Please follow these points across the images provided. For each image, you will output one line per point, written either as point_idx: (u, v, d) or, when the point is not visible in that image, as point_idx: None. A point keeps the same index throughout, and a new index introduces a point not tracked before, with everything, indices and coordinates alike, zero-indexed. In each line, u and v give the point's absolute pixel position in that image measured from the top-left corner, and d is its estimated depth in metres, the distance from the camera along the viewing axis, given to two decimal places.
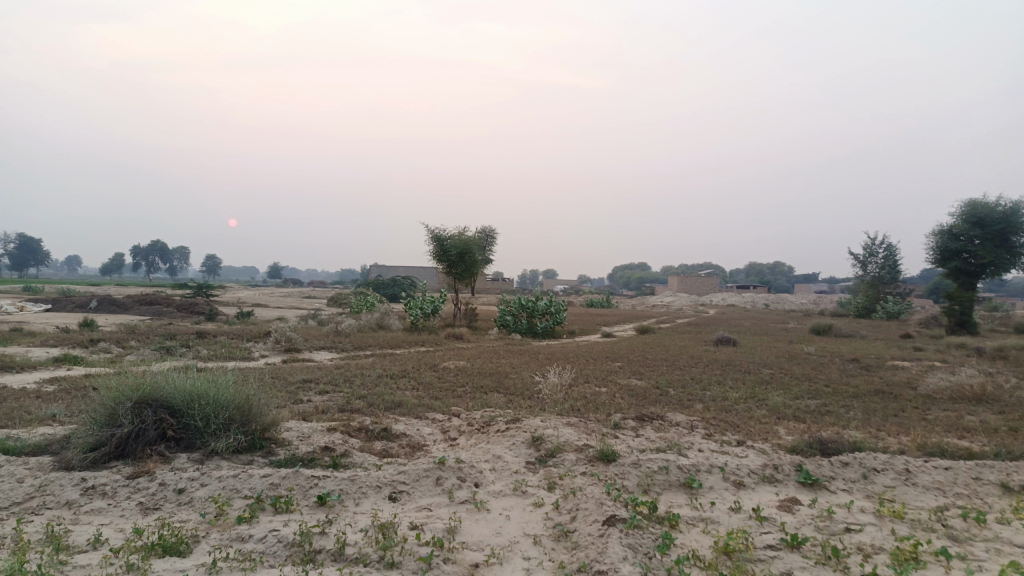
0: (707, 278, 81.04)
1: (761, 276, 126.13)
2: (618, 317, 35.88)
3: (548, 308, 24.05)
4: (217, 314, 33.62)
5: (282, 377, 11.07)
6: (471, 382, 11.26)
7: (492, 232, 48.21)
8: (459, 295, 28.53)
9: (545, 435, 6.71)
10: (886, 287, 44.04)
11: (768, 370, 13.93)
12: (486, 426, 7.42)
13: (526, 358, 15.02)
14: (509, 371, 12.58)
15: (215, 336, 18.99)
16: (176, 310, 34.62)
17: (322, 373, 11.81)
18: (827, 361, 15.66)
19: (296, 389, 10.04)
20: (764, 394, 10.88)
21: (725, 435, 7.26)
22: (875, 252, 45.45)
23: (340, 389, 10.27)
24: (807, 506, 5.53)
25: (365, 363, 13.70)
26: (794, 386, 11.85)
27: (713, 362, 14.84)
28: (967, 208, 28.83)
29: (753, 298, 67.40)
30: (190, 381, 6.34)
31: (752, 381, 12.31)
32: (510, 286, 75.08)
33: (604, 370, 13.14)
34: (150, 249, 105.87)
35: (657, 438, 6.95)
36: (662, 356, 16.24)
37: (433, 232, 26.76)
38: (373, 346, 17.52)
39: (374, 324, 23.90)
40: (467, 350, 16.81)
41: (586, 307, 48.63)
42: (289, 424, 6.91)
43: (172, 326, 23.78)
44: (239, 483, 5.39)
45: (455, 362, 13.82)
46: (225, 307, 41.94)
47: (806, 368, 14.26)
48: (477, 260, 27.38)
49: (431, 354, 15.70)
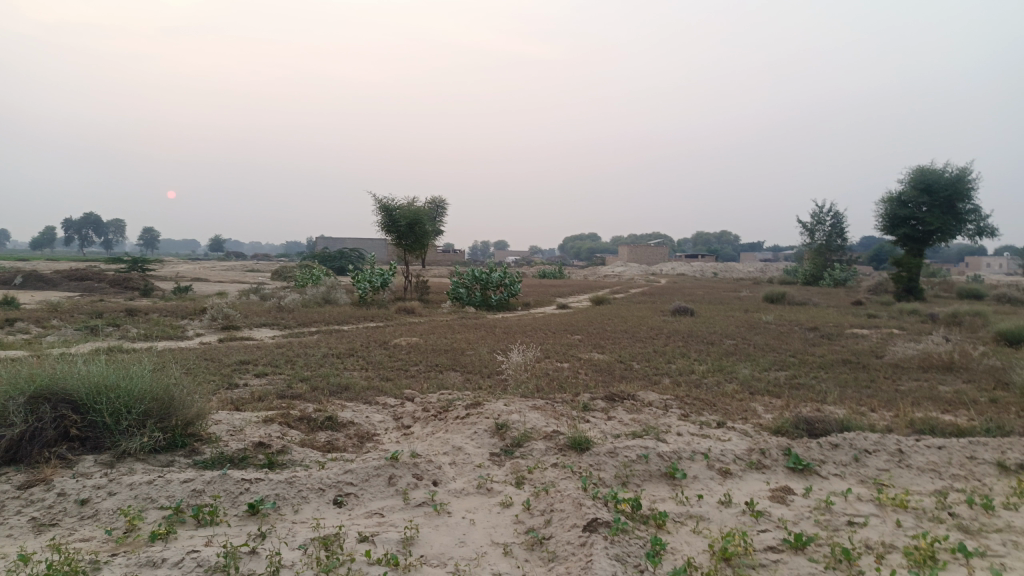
0: (658, 248, 81.53)
1: (709, 245, 127.92)
2: (572, 288, 35.40)
3: (502, 280, 23.37)
4: (153, 290, 31.92)
5: (218, 360, 10.15)
6: (424, 360, 10.51)
7: (443, 201, 47.19)
8: (410, 268, 27.64)
9: (510, 421, 6.04)
10: (833, 254, 44.69)
11: (731, 340, 13.54)
12: (443, 412, 6.71)
13: (481, 332, 14.32)
14: (465, 348, 11.88)
15: (148, 314, 17.75)
16: (108, 286, 32.76)
17: (263, 353, 10.91)
18: (788, 330, 15.42)
19: (231, 372, 9.14)
20: (731, 367, 10.45)
21: (703, 415, 6.71)
22: (823, 220, 45.97)
23: (281, 372, 9.42)
24: (801, 496, 5.01)
25: (309, 340, 12.81)
26: (761, 358, 11.44)
27: (675, 334, 14.39)
28: (916, 175, 29.08)
29: (702, 267, 67.97)
30: (99, 371, 5.44)
31: (717, 353, 11.87)
32: (461, 257, 74.08)
33: (564, 344, 12.54)
34: (83, 222, 101.27)
35: (631, 422, 6.34)
36: (622, 327, 15.78)
37: (382, 201, 25.52)
38: (319, 322, 16.57)
39: (321, 299, 22.90)
40: (419, 325, 16.02)
41: (539, 279, 48.03)
42: (218, 415, 6.07)
43: (102, 303, 22.30)
44: (155, 490, 4.58)
45: (406, 338, 13.03)
46: (163, 283, 40.08)
47: (768, 338, 13.92)
48: (427, 231, 26.52)
49: (381, 330, 14.88)
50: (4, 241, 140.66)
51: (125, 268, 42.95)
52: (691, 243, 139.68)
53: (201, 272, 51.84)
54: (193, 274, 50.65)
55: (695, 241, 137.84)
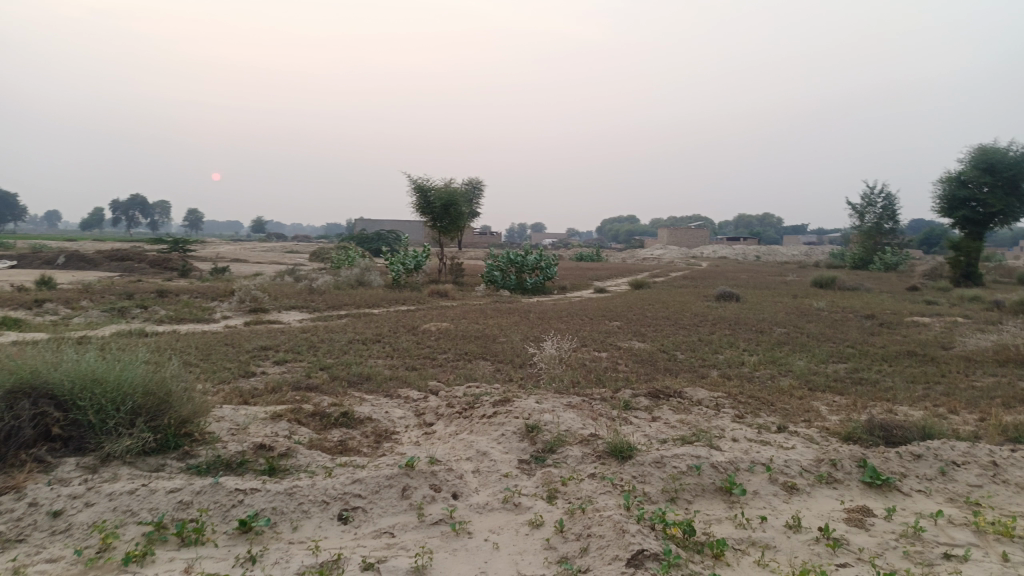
0: (698, 231, 79.85)
1: (750, 228, 125.33)
2: (610, 271, 34.53)
3: (538, 263, 22.68)
4: (190, 270, 31.97)
5: (238, 346, 9.69)
6: (453, 348, 9.90)
7: (479, 183, 46.54)
8: (444, 250, 27.07)
9: (542, 422, 5.38)
10: (884, 237, 42.95)
11: (781, 329, 12.65)
12: (469, 409, 6.07)
13: (515, 318, 13.67)
14: (497, 335, 11.23)
15: (178, 295, 17.49)
16: (147, 266, 32.93)
17: (286, 339, 10.42)
18: (842, 317, 14.48)
19: (248, 361, 8.63)
20: (785, 360, 9.62)
21: (760, 417, 5.96)
22: (874, 201, 44.12)
23: (302, 360, 8.91)
24: (883, 520, 4.26)
25: (336, 325, 12.30)
26: (816, 349, 10.58)
27: (720, 321, 13.55)
28: (977, 154, 27.49)
29: (743, 250, 66.35)
30: (87, 364, 4.89)
31: (768, 343, 11.03)
32: (498, 239, 73.42)
33: (602, 332, 11.82)
34: (129, 204, 103.33)
35: (680, 425, 5.63)
36: (663, 313, 15.00)
37: (416, 182, 25.00)
38: (349, 305, 16.10)
39: (354, 281, 22.51)
40: (451, 310, 15.44)
41: (576, 262, 47.11)
42: (220, 410, 5.52)
43: (137, 283, 22.18)
44: (137, 502, 4.02)
45: (436, 324, 12.44)
46: (202, 264, 40.35)
47: (821, 327, 12.99)
48: (462, 212, 25.94)
49: (411, 314, 14.32)
50: (54, 222, 144.46)
51: (165, 248, 43.36)
52: (732, 226, 137.00)
53: (240, 254, 51.98)
54: (232, 254, 51.01)
55: (736, 224, 135.06)
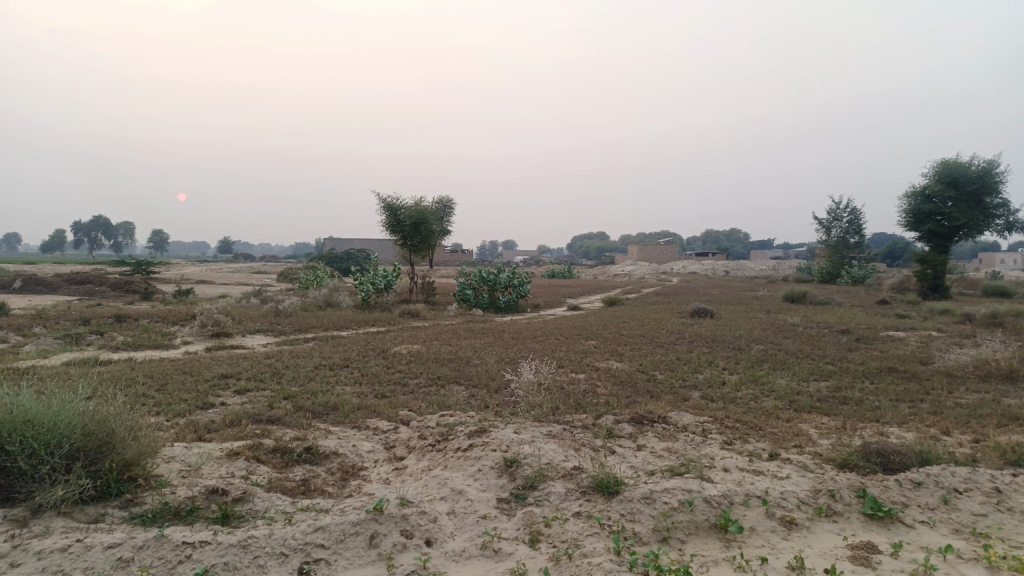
0: (668, 247, 80.34)
1: (718, 243, 126.68)
2: (582, 288, 34.37)
3: (510, 281, 22.37)
4: (153, 293, 31.07)
5: (197, 374, 9.17)
6: (425, 372, 9.49)
7: (449, 201, 46.25)
8: (414, 269, 26.64)
9: (522, 455, 5.02)
10: (851, 251, 43.47)
11: (759, 346, 12.45)
12: (442, 441, 5.69)
13: (488, 338, 13.29)
14: (470, 357, 10.84)
15: (137, 320, 16.83)
16: (108, 289, 31.97)
17: (249, 365, 9.93)
18: (818, 333, 14.36)
19: (206, 392, 8.12)
20: (766, 379, 9.38)
21: (749, 443, 5.66)
22: (840, 216, 44.67)
23: (265, 388, 8.43)
24: (891, 557, 3.95)
25: (303, 349, 11.81)
26: (797, 367, 10.36)
27: (697, 339, 13.32)
28: (941, 168, 27.91)
29: (712, 265, 66.83)
30: (19, 403, 4.41)
31: (748, 361, 10.79)
32: (469, 257, 73.06)
33: (579, 352, 11.50)
34: (91, 225, 101.18)
35: (667, 455, 5.30)
36: (639, 331, 14.75)
37: (386, 200, 24.58)
38: (317, 328, 15.59)
39: (322, 302, 21.96)
40: (423, 331, 15.02)
41: (548, 279, 46.87)
42: (170, 450, 5.06)
43: (95, 308, 21.40)
44: (69, 560, 3.56)
45: (407, 346, 12.02)
46: (166, 286, 39.39)
47: (799, 343, 12.82)
48: (433, 231, 25.57)
49: (381, 336, 13.86)
50: (13, 244, 140.87)
51: (128, 270, 42.27)
52: (701, 242, 138.35)
53: (206, 275, 50.94)
54: (197, 276, 49.94)
55: (705, 239, 136.46)
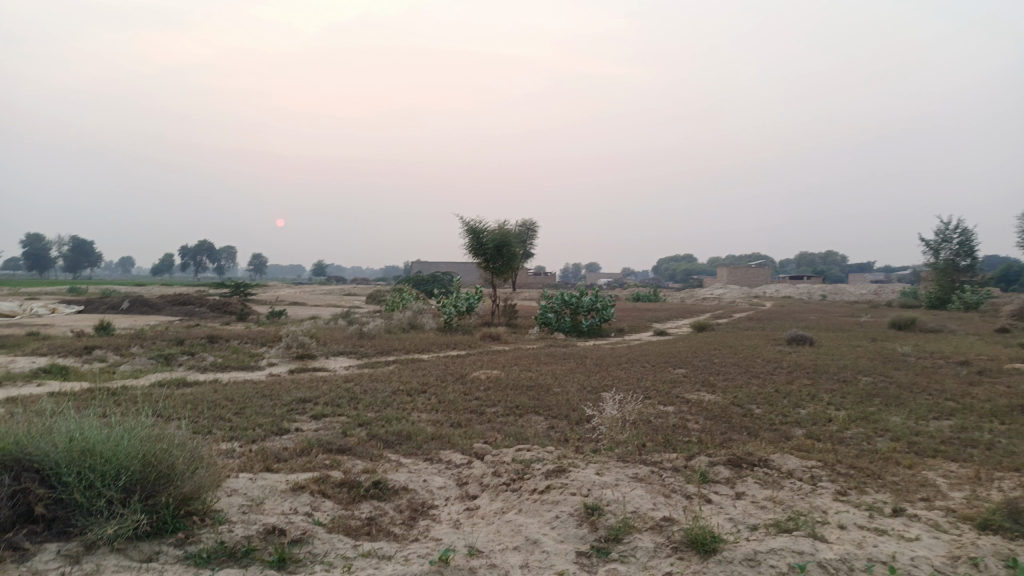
0: (759, 270, 77.57)
1: (812, 266, 121.67)
2: (668, 312, 33.36)
3: (593, 304, 21.81)
4: (247, 314, 32.15)
5: (276, 398, 9.09)
6: (504, 400, 9.10)
7: (533, 224, 46.09)
8: (497, 291, 26.47)
9: (604, 502, 4.52)
10: (962, 275, 40.57)
11: (866, 378, 11.44)
12: (518, 480, 5.26)
13: (570, 364, 12.80)
14: (552, 384, 10.39)
15: (227, 340, 17.26)
16: (207, 310, 33.30)
17: (327, 389, 9.81)
18: (931, 364, 13.16)
19: (282, 417, 7.98)
20: (878, 416, 8.51)
21: (867, 495, 4.96)
22: (949, 237, 41.83)
23: (341, 414, 8.24)
24: None
25: (382, 372, 11.66)
26: (912, 403, 9.38)
27: (796, 369, 12.40)
28: None
29: (807, 289, 63.98)
30: (81, 430, 4.27)
31: (855, 395, 9.88)
32: (553, 280, 72.76)
33: (667, 382, 10.85)
34: (196, 249, 106.67)
35: (771, 506, 4.68)
36: (731, 359, 13.93)
37: (469, 224, 24.61)
38: (398, 350, 15.53)
39: (405, 325, 22.02)
40: (504, 355, 14.69)
41: (634, 303, 45.96)
42: (234, 482, 4.84)
43: (192, 329, 22.19)
44: None
45: (486, 371, 11.69)
46: (261, 307, 40.80)
47: (911, 375, 11.72)
48: (516, 254, 25.35)
49: (461, 361, 13.61)
50: (127, 266, 150.38)
51: (226, 292, 44.15)
52: (794, 265, 133.22)
53: (298, 297, 52.54)
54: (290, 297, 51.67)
55: (798, 262, 131.39)
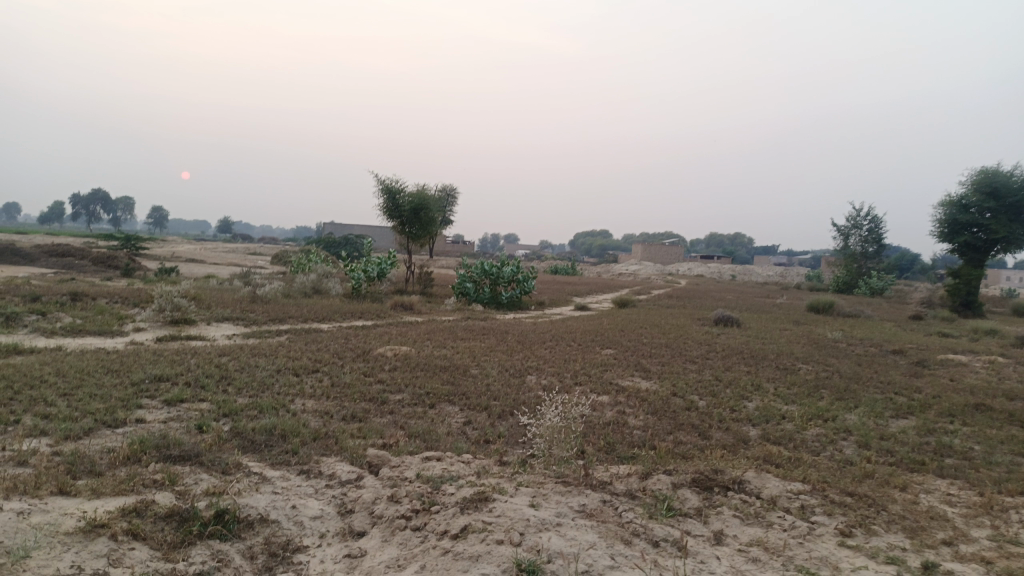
0: (674, 247, 78.25)
1: (722, 247, 124.71)
2: (589, 286, 32.50)
3: (515, 276, 20.48)
4: (134, 269, 29.22)
5: (126, 375, 7.27)
6: (412, 383, 7.64)
7: (451, 189, 44.27)
8: (412, 256, 24.73)
9: (544, 558, 3.16)
10: (869, 261, 41.46)
11: (808, 368, 10.57)
12: (421, 511, 3.83)
13: (489, 341, 11.41)
14: (469, 365, 9.00)
15: (95, 299, 14.97)
16: (88, 263, 30.08)
17: (194, 364, 8.07)
18: (866, 352, 12.52)
19: (122, 404, 6.23)
20: (834, 415, 7.55)
21: (878, 540, 3.78)
22: (859, 224, 42.64)
23: (204, 401, 6.55)
24: None
25: (270, 345, 9.92)
26: (865, 398, 8.47)
27: (732, 354, 11.44)
28: (981, 176, 25.51)
29: (719, 269, 64.83)
30: None
31: (803, 388, 8.95)
32: (471, 248, 71.28)
33: (597, 365, 9.63)
34: (90, 199, 98.91)
35: (767, 559, 3.43)
36: (662, 339, 12.92)
37: (385, 183, 22.66)
38: (295, 318, 13.71)
39: (309, 289, 20.09)
40: (414, 328, 13.13)
41: (551, 275, 45.35)
42: None
43: (61, 283, 19.50)
44: None
45: (393, 347, 10.13)
46: (153, 263, 37.52)
47: (852, 365, 10.95)
48: (433, 218, 23.63)
49: (366, 332, 11.99)
50: (13, 213, 138.95)
51: (116, 244, 40.56)
52: (706, 244, 136.26)
53: (198, 254, 49.14)
54: (189, 253, 48.04)
55: (709, 242, 134.26)
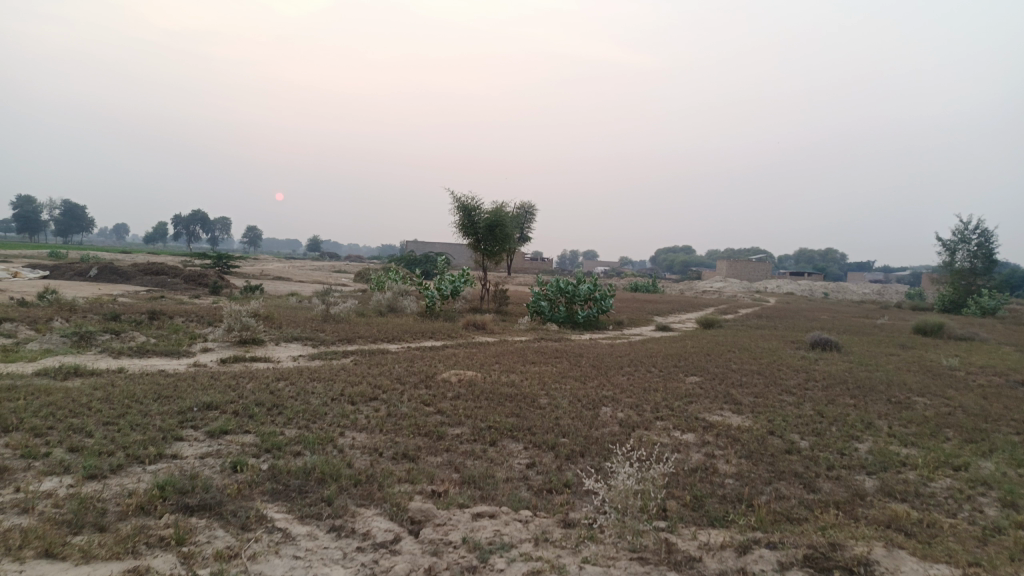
0: (761, 263, 75.37)
1: (812, 263, 119.68)
2: (671, 305, 31.33)
3: (591, 293, 19.65)
4: (220, 286, 29.92)
5: (173, 403, 6.86)
6: (474, 415, 6.95)
7: (529, 207, 43.86)
8: (488, 273, 24.22)
9: None
10: (979, 279, 38.41)
11: (924, 401, 9.31)
12: None
13: (562, 365, 10.63)
14: (538, 394, 8.25)
15: (171, 317, 15.02)
16: (180, 281, 31.02)
17: (247, 389, 7.63)
18: (991, 383, 11.06)
19: (161, 435, 5.78)
20: (966, 463, 6.39)
21: None
22: (967, 238, 39.61)
23: (248, 434, 6.04)
24: None
25: (331, 368, 9.45)
26: (1001, 441, 7.23)
27: (835, 383, 10.22)
28: None
29: (809, 286, 61.85)
30: None
31: (922, 427, 7.76)
32: (551, 266, 70.52)
33: (681, 396, 8.70)
34: (190, 219, 103.85)
35: None
36: (752, 365, 11.81)
37: (461, 200, 22.30)
38: (364, 338, 13.29)
39: (383, 307, 19.84)
40: (485, 350, 12.49)
41: (632, 293, 44.20)
42: None
43: (147, 302, 19.90)
44: None
45: (458, 371, 9.48)
46: (240, 281, 38.53)
47: (976, 398, 9.62)
48: (510, 235, 23.07)
49: (433, 354, 11.42)
50: (121, 233, 147.69)
51: (208, 263, 41.93)
52: (794, 260, 131.13)
53: (284, 271, 50.37)
54: (276, 272, 49.33)
55: (798, 257, 129.06)
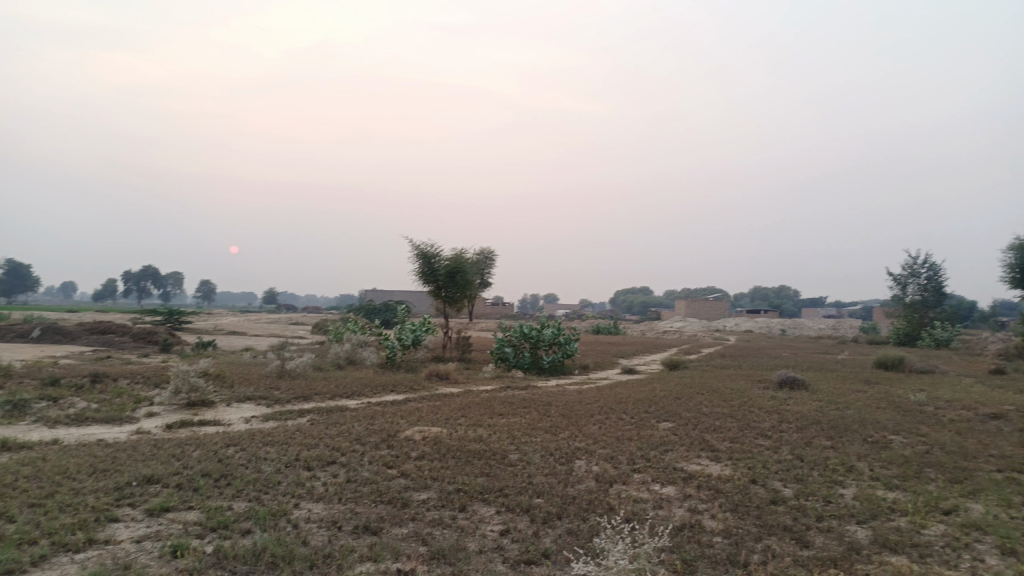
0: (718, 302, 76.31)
1: (768, 300, 121.80)
2: (634, 347, 31.18)
3: (555, 338, 19.33)
4: (171, 344, 28.80)
5: (109, 477, 6.26)
6: (441, 476, 6.50)
7: (489, 253, 43.69)
8: (449, 321, 23.77)
9: None
10: (930, 311, 39.29)
11: (899, 440, 9.14)
12: None
13: (530, 416, 10.23)
14: (507, 449, 7.82)
15: (116, 380, 14.21)
16: (128, 339, 29.82)
17: (194, 458, 7.06)
18: (961, 417, 10.99)
19: (93, 517, 5.21)
20: (954, 506, 6.16)
21: None
22: (917, 272, 40.64)
23: (192, 510, 5.49)
24: None
25: (286, 429, 8.88)
26: (984, 480, 7.04)
27: (809, 424, 10.00)
28: None
29: (767, 323, 62.65)
30: None
31: (904, 468, 7.54)
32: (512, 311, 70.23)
33: (656, 445, 8.36)
34: (141, 275, 101.22)
35: None
36: (724, 408, 11.56)
37: (420, 248, 21.95)
38: (322, 395, 12.68)
39: (342, 360, 19.22)
40: (449, 402, 12.01)
41: (595, 336, 44.03)
42: None
43: (92, 363, 18.93)
44: None
45: (422, 427, 9.01)
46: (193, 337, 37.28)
47: (949, 434, 9.49)
48: (471, 282, 22.74)
49: (396, 409, 10.91)
50: (68, 290, 143.21)
51: (159, 320, 40.57)
52: (750, 298, 133.38)
53: (240, 326, 49.04)
54: (231, 326, 48.00)
55: (754, 295, 131.32)
